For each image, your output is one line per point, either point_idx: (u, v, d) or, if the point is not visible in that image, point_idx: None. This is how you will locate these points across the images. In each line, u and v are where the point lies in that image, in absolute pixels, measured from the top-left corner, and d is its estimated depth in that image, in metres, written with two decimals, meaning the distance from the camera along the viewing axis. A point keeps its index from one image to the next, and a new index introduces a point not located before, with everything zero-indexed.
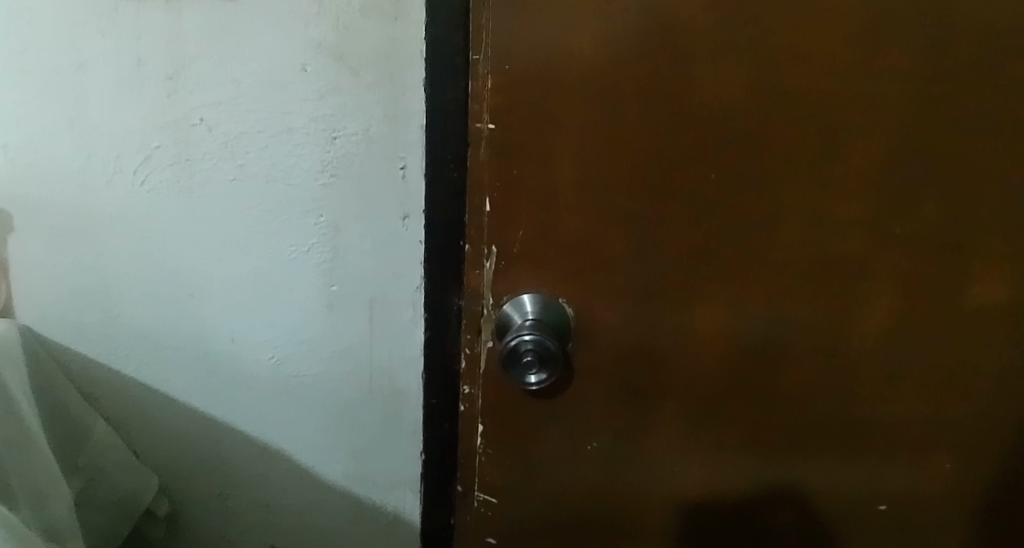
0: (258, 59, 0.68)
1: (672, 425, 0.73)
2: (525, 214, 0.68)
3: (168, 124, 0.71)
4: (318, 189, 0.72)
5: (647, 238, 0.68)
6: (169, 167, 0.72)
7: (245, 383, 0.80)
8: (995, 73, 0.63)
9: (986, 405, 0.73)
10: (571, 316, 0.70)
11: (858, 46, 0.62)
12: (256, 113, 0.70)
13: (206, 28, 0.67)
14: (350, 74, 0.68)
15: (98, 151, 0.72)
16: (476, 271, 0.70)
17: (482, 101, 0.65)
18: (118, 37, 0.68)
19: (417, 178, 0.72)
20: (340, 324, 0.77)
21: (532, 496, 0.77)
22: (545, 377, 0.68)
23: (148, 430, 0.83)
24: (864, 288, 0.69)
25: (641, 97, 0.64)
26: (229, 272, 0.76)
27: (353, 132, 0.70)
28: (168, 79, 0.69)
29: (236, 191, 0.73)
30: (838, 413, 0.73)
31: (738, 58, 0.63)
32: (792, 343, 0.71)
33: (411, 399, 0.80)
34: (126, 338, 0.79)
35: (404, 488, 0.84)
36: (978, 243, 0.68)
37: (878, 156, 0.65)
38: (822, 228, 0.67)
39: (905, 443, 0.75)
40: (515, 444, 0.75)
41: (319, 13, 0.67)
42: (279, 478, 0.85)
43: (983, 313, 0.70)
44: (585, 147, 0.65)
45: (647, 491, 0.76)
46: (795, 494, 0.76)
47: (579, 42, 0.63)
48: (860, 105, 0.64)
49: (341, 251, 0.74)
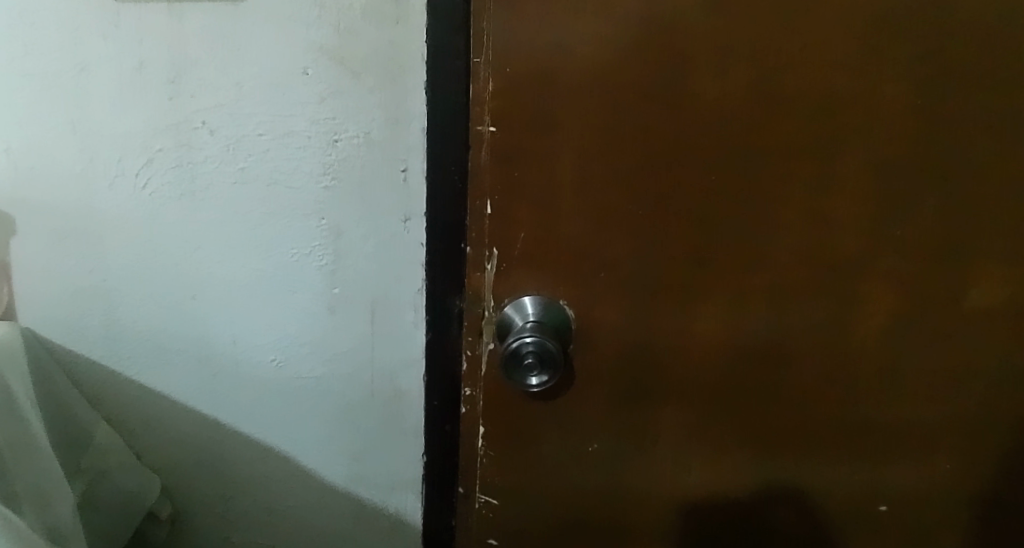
0: (259, 62, 0.68)
1: (672, 426, 0.74)
2: (526, 216, 0.68)
3: (170, 128, 0.71)
4: (320, 192, 0.72)
5: (648, 240, 0.68)
6: (171, 171, 0.73)
7: (246, 385, 0.80)
8: (993, 75, 0.63)
9: (986, 405, 0.73)
10: (571, 318, 0.71)
11: (857, 48, 0.62)
12: (257, 117, 0.70)
13: (207, 32, 0.68)
14: (351, 77, 0.69)
15: (100, 154, 0.72)
16: (476, 274, 0.71)
17: (482, 105, 0.66)
18: (120, 41, 0.68)
19: (418, 180, 0.72)
20: (341, 326, 0.77)
21: (534, 498, 0.77)
22: (545, 379, 0.68)
23: (149, 433, 0.83)
24: (864, 290, 0.69)
25: (641, 99, 0.64)
26: (231, 275, 0.76)
27: (354, 135, 0.70)
28: (170, 83, 0.69)
29: (237, 194, 0.73)
30: (838, 414, 0.73)
31: (738, 61, 0.63)
32: (792, 344, 0.71)
33: (412, 401, 0.80)
34: (128, 341, 0.79)
35: (406, 490, 0.84)
36: (977, 244, 0.68)
37: (877, 158, 0.65)
38: (822, 230, 0.68)
39: (905, 444, 0.75)
40: (516, 446, 0.75)
41: (320, 17, 0.67)
42: (280, 481, 0.85)
43: (983, 314, 0.70)
44: (585, 150, 0.66)
45: (647, 493, 0.76)
46: (796, 495, 0.76)
47: (579, 45, 0.63)
48: (859, 107, 0.64)
49: (341, 254, 0.74)
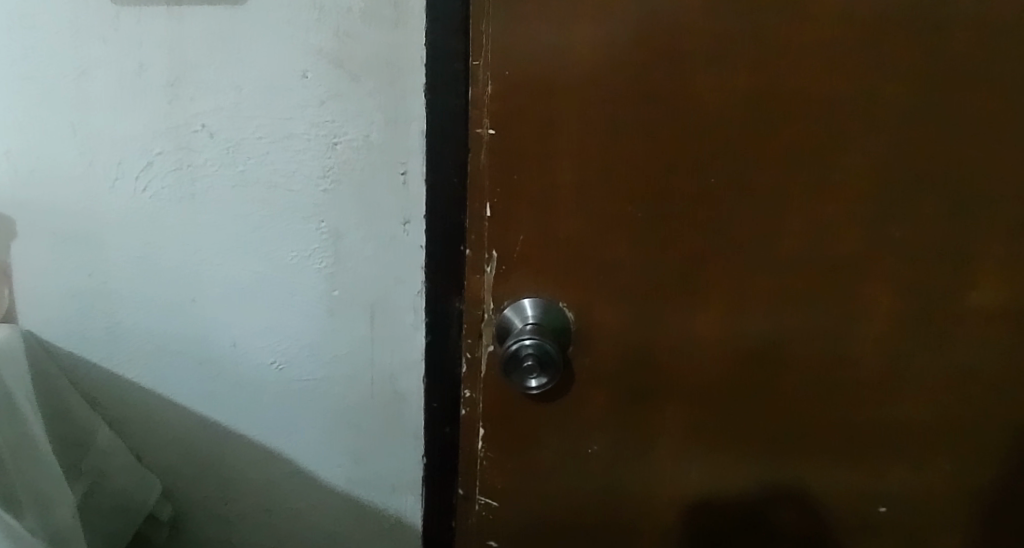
0: (259, 66, 0.68)
1: (672, 427, 0.74)
2: (526, 219, 0.68)
3: (170, 130, 0.71)
4: (319, 195, 0.72)
5: (647, 242, 0.68)
6: (171, 174, 0.73)
7: (246, 387, 0.81)
8: (991, 76, 0.63)
9: (986, 405, 0.73)
10: (571, 320, 0.71)
11: (855, 50, 0.63)
12: (257, 120, 0.70)
13: (206, 36, 0.68)
14: (350, 80, 0.69)
15: (100, 157, 0.72)
16: (476, 276, 0.71)
17: (482, 108, 0.66)
18: (120, 44, 0.68)
19: (418, 183, 0.72)
20: (341, 328, 0.77)
21: (533, 500, 0.77)
22: (545, 381, 0.68)
23: (150, 435, 0.84)
24: (863, 292, 0.69)
25: (640, 102, 0.64)
26: (231, 278, 0.76)
27: (354, 138, 0.70)
28: (169, 85, 0.69)
29: (237, 197, 0.73)
30: (838, 415, 0.73)
31: (737, 63, 0.63)
32: (792, 346, 0.71)
33: (412, 403, 0.80)
34: (129, 343, 0.79)
35: (406, 492, 0.84)
36: (977, 245, 0.68)
37: (877, 160, 0.66)
38: (822, 232, 0.68)
39: (905, 446, 0.75)
40: (516, 448, 0.75)
41: (319, 19, 0.67)
42: (280, 482, 0.85)
43: (982, 315, 0.70)
44: (585, 152, 0.66)
45: (648, 494, 0.76)
46: (795, 496, 0.77)
47: (578, 47, 0.63)
48: (858, 109, 0.64)
49: (342, 257, 0.75)
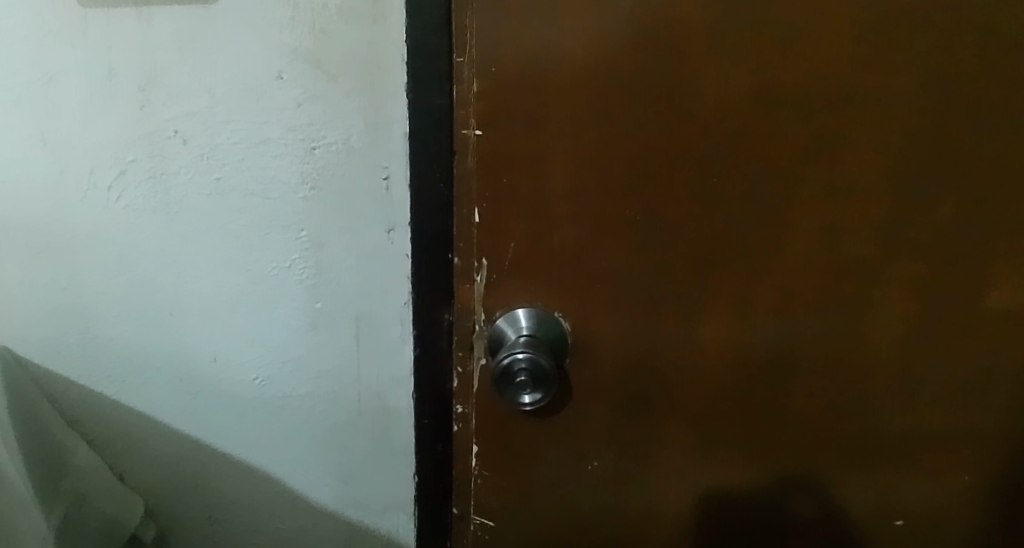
0: (232, 67, 0.65)
1: (675, 441, 0.70)
2: (517, 224, 0.64)
3: (142, 137, 0.68)
4: (298, 203, 0.69)
5: (647, 248, 0.64)
6: (145, 183, 0.69)
7: (228, 404, 0.77)
8: (1011, 64, 0.59)
9: (1006, 413, 0.69)
10: (567, 329, 0.67)
11: (867, 37, 0.58)
12: (232, 124, 0.67)
13: (177, 35, 0.64)
14: (328, 81, 0.65)
15: (71, 167, 0.69)
16: (466, 285, 0.67)
17: (468, 107, 0.62)
18: (88, 48, 0.65)
19: (401, 188, 0.68)
20: (324, 342, 0.74)
21: (530, 518, 0.73)
22: (540, 397, 0.63)
23: (134, 455, 0.80)
24: (876, 296, 0.65)
25: (635, 99, 0.60)
26: (211, 291, 0.73)
27: (332, 142, 0.67)
28: (141, 90, 0.66)
29: (214, 206, 0.70)
30: (853, 426, 0.69)
31: (739, 55, 0.59)
32: (803, 353, 0.67)
33: (402, 418, 0.76)
34: (107, 360, 0.76)
35: (398, 511, 0.81)
36: (997, 243, 0.64)
37: (890, 155, 0.61)
38: (831, 232, 0.63)
39: (920, 455, 0.70)
40: (511, 465, 0.71)
41: (294, 17, 0.63)
42: (267, 502, 0.81)
43: (1000, 318, 0.66)
44: (579, 152, 0.62)
45: (651, 510, 0.72)
46: (809, 510, 0.72)
47: (567, 40, 0.59)
48: (870, 102, 0.60)
49: (324, 268, 0.71)
